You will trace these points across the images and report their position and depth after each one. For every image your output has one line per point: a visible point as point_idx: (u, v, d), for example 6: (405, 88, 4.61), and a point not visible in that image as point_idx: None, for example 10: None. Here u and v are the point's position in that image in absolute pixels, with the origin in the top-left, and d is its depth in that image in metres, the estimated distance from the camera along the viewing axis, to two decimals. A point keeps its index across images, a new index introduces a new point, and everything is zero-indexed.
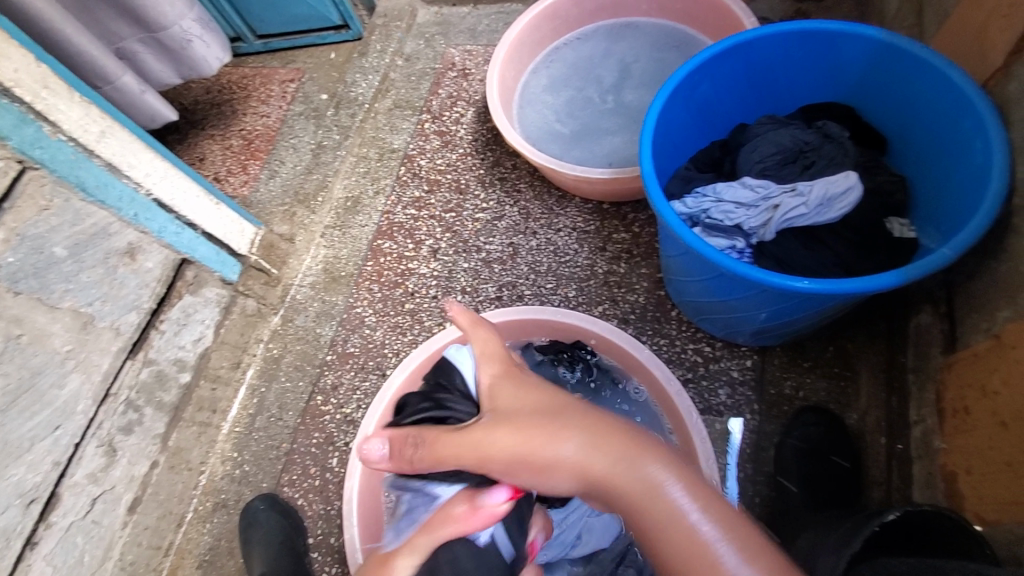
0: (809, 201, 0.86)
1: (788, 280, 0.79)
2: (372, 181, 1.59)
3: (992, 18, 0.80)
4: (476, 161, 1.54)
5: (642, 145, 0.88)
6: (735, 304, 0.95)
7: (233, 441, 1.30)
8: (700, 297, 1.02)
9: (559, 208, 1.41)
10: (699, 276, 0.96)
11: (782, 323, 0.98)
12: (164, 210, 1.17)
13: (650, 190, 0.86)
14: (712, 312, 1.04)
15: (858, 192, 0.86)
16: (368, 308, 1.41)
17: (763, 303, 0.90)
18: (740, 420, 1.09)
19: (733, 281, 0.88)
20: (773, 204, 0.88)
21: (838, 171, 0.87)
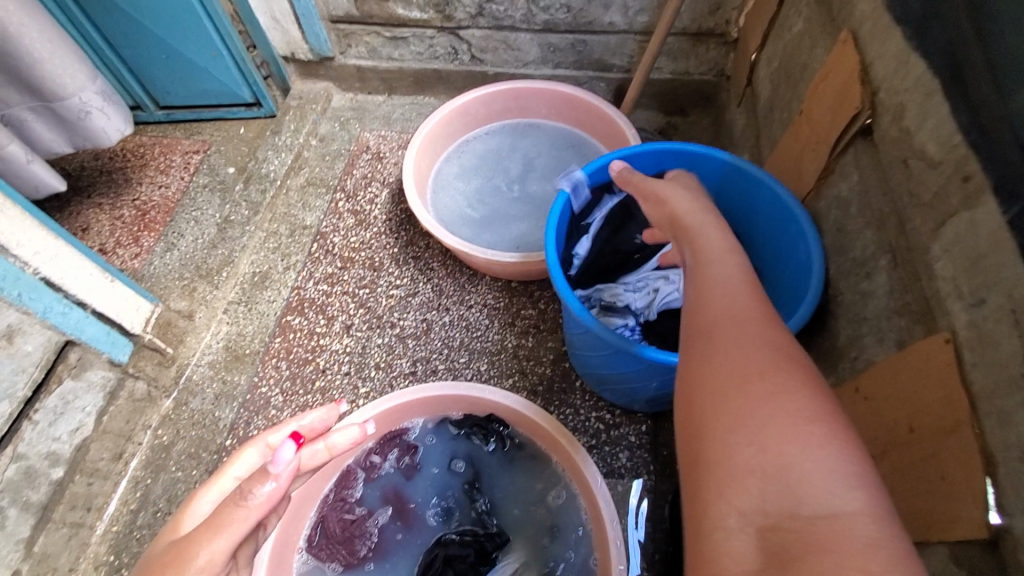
0: (680, 281, 1.03)
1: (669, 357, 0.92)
2: (283, 257, 1.59)
3: (804, 152, 1.06)
4: (391, 240, 1.61)
5: (548, 237, 1.00)
6: (631, 375, 1.08)
7: (108, 543, 1.17)
8: (601, 369, 1.14)
9: (470, 286, 1.50)
10: (600, 351, 1.07)
11: (668, 392, 1.11)
12: (51, 289, 1.08)
13: (554, 277, 0.98)
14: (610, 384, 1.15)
15: None
16: (274, 386, 1.38)
17: (653, 375, 1.03)
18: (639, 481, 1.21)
19: (627, 357, 1.01)
20: (654, 287, 1.04)
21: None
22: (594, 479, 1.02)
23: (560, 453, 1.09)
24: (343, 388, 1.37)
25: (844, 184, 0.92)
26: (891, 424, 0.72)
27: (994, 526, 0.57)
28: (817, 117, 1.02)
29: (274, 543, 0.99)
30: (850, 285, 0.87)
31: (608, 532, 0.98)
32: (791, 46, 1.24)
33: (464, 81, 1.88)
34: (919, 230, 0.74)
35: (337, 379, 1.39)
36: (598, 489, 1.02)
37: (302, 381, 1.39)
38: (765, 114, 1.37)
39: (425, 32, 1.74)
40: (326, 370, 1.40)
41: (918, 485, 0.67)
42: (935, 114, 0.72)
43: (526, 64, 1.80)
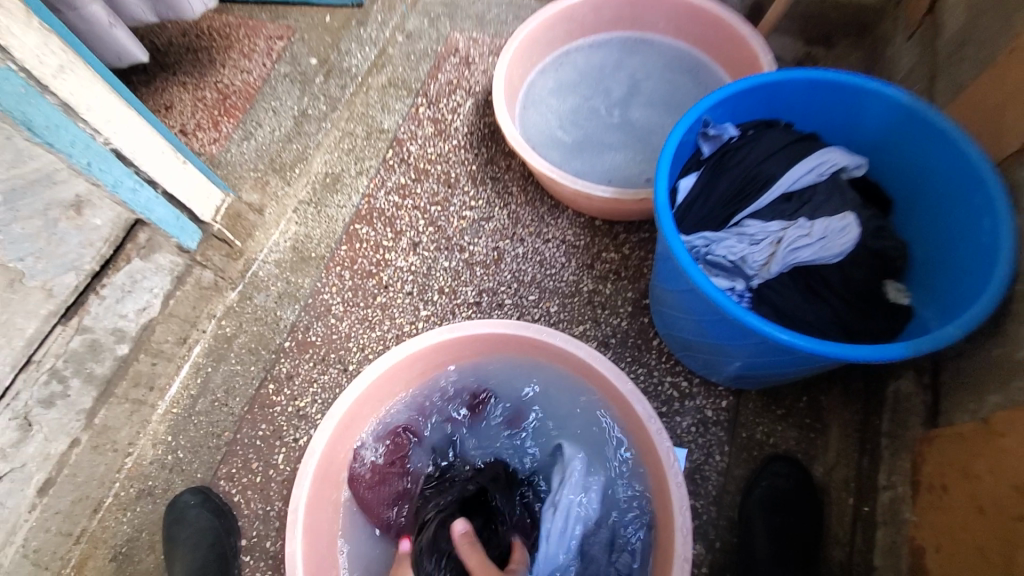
0: (812, 234, 0.83)
1: (791, 338, 0.76)
2: (356, 161, 1.49)
3: (1016, 99, 0.82)
4: (469, 157, 1.47)
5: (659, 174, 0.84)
6: (727, 348, 0.92)
7: (168, 423, 1.20)
8: (691, 335, 1.00)
9: (549, 218, 1.36)
10: (697, 316, 0.92)
11: (766, 374, 0.96)
12: (122, 162, 1.00)
13: (662, 221, 0.83)
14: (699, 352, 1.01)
15: (856, 231, 0.83)
16: (336, 295, 1.34)
17: (757, 353, 0.87)
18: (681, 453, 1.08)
19: (732, 327, 0.85)
20: (776, 240, 0.85)
21: (834, 212, 0.84)
22: (668, 454, 0.91)
23: (631, 419, 0.98)
24: (403, 309, 1.31)
25: None
26: None
27: None
28: None
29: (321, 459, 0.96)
30: None
31: (675, 516, 0.87)
32: None
33: None
34: None
35: (399, 297, 1.32)
36: (670, 465, 0.91)
37: (363, 294, 1.33)
38: (950, 51, 1.08)
39: None
40: (388, 287, 1.33)
41: None
42: None
43: None
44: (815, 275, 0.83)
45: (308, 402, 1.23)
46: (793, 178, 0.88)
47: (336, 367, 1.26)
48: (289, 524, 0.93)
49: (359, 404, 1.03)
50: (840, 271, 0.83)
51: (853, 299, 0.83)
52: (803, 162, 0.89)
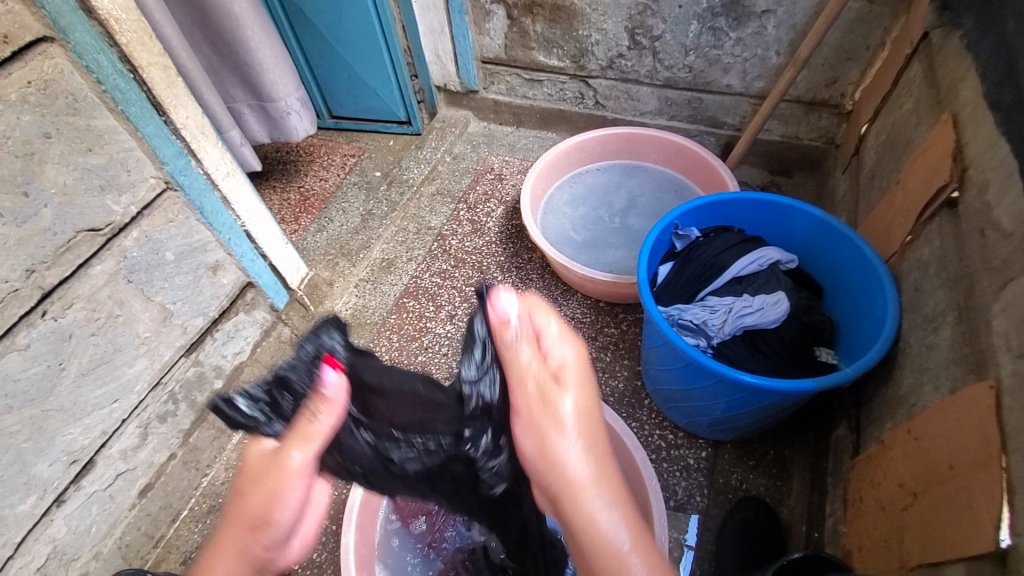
0: (754, 304, 1.13)
1: (737, 375, 1.03)
2: (407, 250, 1.86)
3: (896, 218, 1.13)
4: (499, 250, 1.84)
5: (641, 258, 1.16)
6: (697, 393, 1.18)
7: (239, 451, 1.48)
8: (670, 385, 1.26)
9: (562, 299, 1.68)
10: (672, 366, 1.20)
11: (728, 419, 1.21)
12: (248, 240, 1.37)
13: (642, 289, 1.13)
14: (679, 400, 1.27)
15: (786, 302, 1.13)
16: (385, 353, 1.63)
17: (718, 394, 1.13)
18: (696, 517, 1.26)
19: (697, 372, 1.12)
20: (728, 309, 1.14)
21: (771, 291, 1.15)
22: (649, 475, 1.15)
23: (621, 449, 1.22)
24: (440, 366, 1.59)
25: (927, 248, 1.00)
26: (933, 461, 0.79)
27: (1003, 543, 0.63)
28: (912, 187, 1.09)
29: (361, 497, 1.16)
30: (918, 339, 0.94)
31: (656, 526, 1.09)
32: (899, 123, 1.32)
33: (585, 122, 2.10)
34: (986, 291, 0.80)
35: (436, 357, 1.61)
36: (650, 483, 1.14)
37: (407, 353, 1.63)
38: (866, 182, 1.43)
39: (559, 77, 1.99)
40: (428, 348, 1.63)
41: (952, 514, 0.72)
42: (1012, 191, 0.79)
43: (643, 114, 1.99)
44: (758, 337, 1.12)
45: None
46: (743, 265, 1.20)
47: None
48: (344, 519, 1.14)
49: None
50: (775, 333, 1.11)
51: (787, 355, 1.11)
52: (749, 254, 1.21)
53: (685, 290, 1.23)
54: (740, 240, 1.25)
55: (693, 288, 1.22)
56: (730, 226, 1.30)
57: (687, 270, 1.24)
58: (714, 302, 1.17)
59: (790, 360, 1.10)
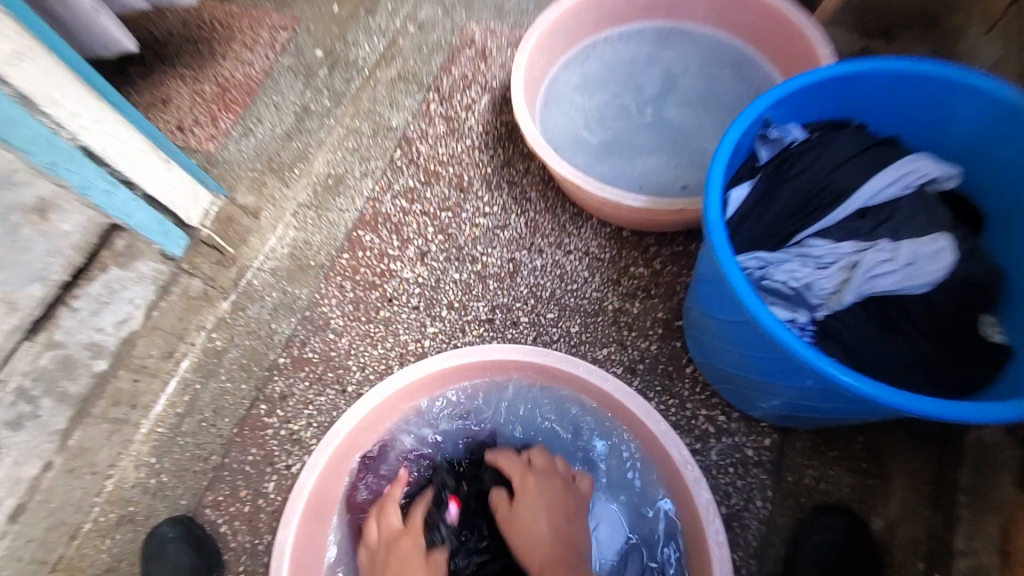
0: (896, 259, 0.71)
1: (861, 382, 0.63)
2: (361, 161, 1.37)
3: None
4: (483, 158, 1.35)
5: (710, 184, 0.71)
6: (778, 386, 0.81)
7: (151, 445, 1.10)
8: (736, 367, 0.88)
9: (572, 227, 1.24)
10: (744, 349, 0.81)
11: (818, 415, 0.84)
12: (92, 161, 0.93)
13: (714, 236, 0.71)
14: (749, 385, 0.88)
15: (953, 255, 0.70)
16: (335, 308, 1.22)
17: (813, 394, 0.77)
18: (757, 534, 0.93)
19: (784, 365, 0.74)
20: (848, 264, 0.73)
21: (923, 233, 0.72)
22: None
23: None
24: (408, 324, 1.18)
25: None
26: None
27: None
28: None
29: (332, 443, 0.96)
30: None
31: None
32: None
33: None
34: None
35: (403, 312, 1.20)
36: None
37: (366, 307, 1.21)
38: None
39: None
40: (393, 300, 1.21)
41: None
42: None
43: None
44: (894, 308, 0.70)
45: (303, 425, 1.11)
46: (873, 190, 0.76)
47: (333, 389, 1.13)
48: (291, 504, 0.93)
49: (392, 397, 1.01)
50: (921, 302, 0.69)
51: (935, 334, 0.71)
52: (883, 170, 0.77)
53: (777, 229, 0.79)
54: (870, 146, 0.79)
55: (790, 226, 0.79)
56: (846, 121, 0.84)
57: (779, 199, 0.79)
58: (819, 253, 0.75)
59: (938, 343, 0.71)
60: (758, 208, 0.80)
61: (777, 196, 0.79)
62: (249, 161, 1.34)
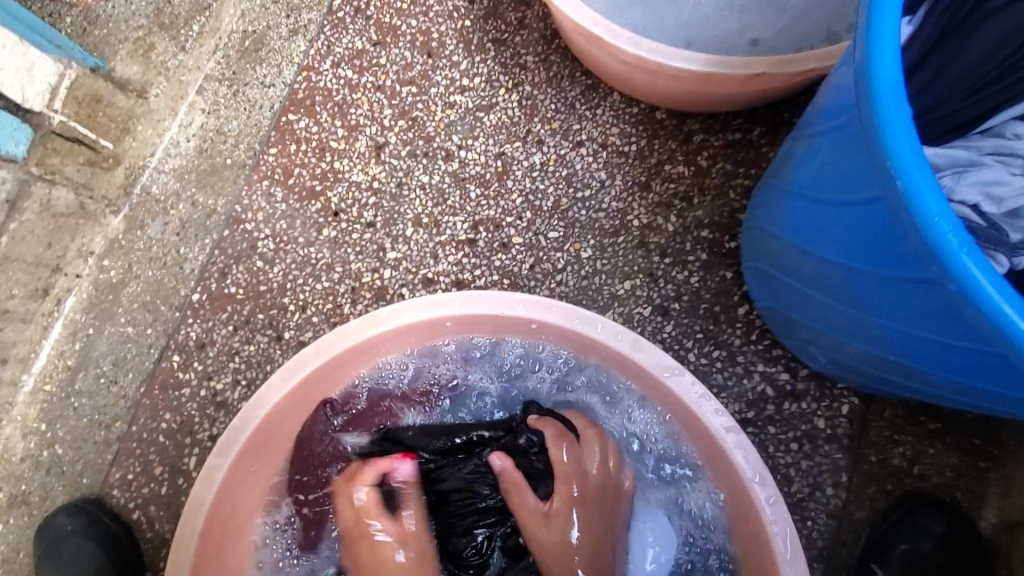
0: None
1: None
2: (288, 11, 0.95)
3: None
4: (459, 4, 0.95)
5: (876, 15, 0.37)
6: (932, 368, 0.49)
7: (39, 408, 0.87)
8: (849, 329, 0.56)
9: (584, 107, 0.88)
10: (890, 310, 0.47)
11: (943, 399, 0.58)
12: None
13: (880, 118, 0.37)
14: (862, 353, 0.58)
15: None
16: (263, 225, 0.90)
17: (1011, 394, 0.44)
18: (822, 530, 0.71)
19: (977, 352, 0.42)
20: None
21: None
22: (787, 542, 0.53)
23: (720, 472, 0.58)
24: (361, 248, 0.88)
25: None
26: None
27: None
28: None
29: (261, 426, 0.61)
30: None
31: None
32: None
33: None
34: None
35: (355, 230, 0.88)
36: (790, 562, 0.52)
37: (304, 224, 0.89)
38: None
39: None
40: (340, 214, 0.89)
41: None
42: None
43: None
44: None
45: (229, 383, 0.87)
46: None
47: (266, 334, 0.87)
48: (184, 515, 0.59)
49: (324, 372, 0.63)
50: None
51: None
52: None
53: (954, 98, 0.52)
54: None
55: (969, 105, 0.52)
56: None
57: (973, 44, 0.51)
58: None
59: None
60: (932, 58, 0.52)
61: (971, 37, 0.51)
62: (138, 18, 0.88)
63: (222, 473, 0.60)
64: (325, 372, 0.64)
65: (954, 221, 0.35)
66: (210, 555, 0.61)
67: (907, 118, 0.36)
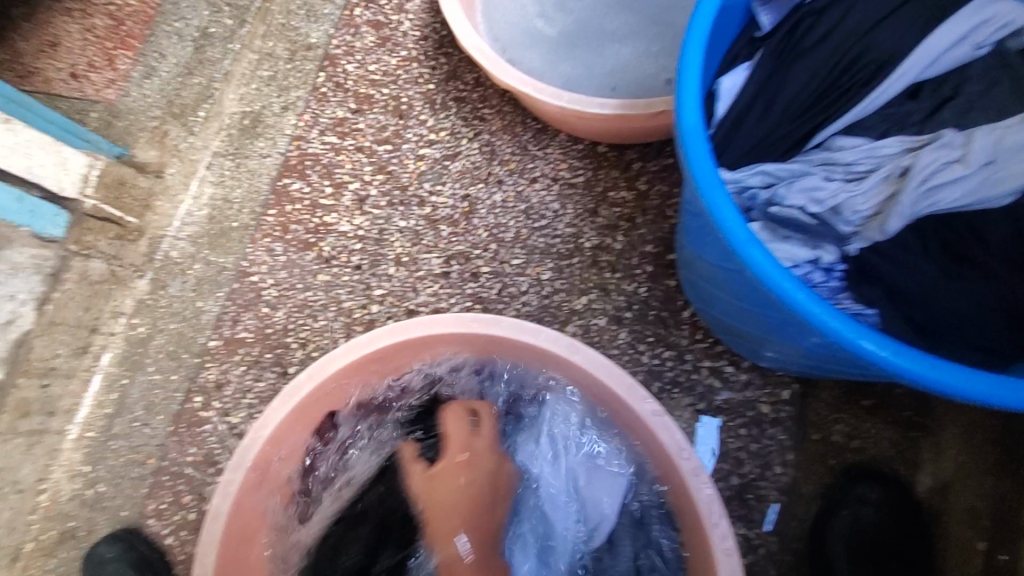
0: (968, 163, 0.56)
1: (868, 343, 0.48)
2: (279, 92, 1.11)
3: None
4: (424, 71, 1.09)
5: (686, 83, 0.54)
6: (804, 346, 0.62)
7: (83, 452, 0.98)
8: (747, 322, 0.69)
9: (535, 148, 1.01)
10: (751, 298, 0.61)
11: (842, 374, 0.68)
12: None
13: (692, 160, 0.52)
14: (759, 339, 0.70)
15: None
16: (268, 276, 1.03)
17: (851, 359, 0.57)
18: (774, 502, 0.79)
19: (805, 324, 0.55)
20: (891, 174, 0.60)
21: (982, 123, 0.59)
22: (709, 506, 0.62)
23: (654, 453, 0.68)
24: (351, 288, 1.00)
25: None
26: None
27: None
28: None
29: (264, 445, 0.72)
30: None
31: None
32: None
33: None
34: None
35: (345, 273, 1.01)
36: (714, 523, 0.61)
37: (302, 273, 1.02)
38: None
39: None
40: (331, 261, 1.02)
41: None
42: None
43: None
44: (941, 224, 0.57)
45: (244, 417, 0.99)
46: (914, 58, 0.61)
47: (274, 371, 0.99)
48: (205, 526, 0.70)
49: (313, 398, 0.74)
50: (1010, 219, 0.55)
51: (955, 264, 0.56)
52: (926, 31, 0.61)
53: (786, 124, 0.64)
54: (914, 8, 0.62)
55: (790, 126, 0.64)
56: None
57: (792, 79, 0.63)
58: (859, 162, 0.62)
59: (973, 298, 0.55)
60: (765, 91, 0.64)
61: (787, 75, 0.64)
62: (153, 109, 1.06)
63: (234, 488, 0.71)
64: (315, 397, 0.74)
65: (743, 222, 0.50)
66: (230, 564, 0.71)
67: (708, 155, 0.52)
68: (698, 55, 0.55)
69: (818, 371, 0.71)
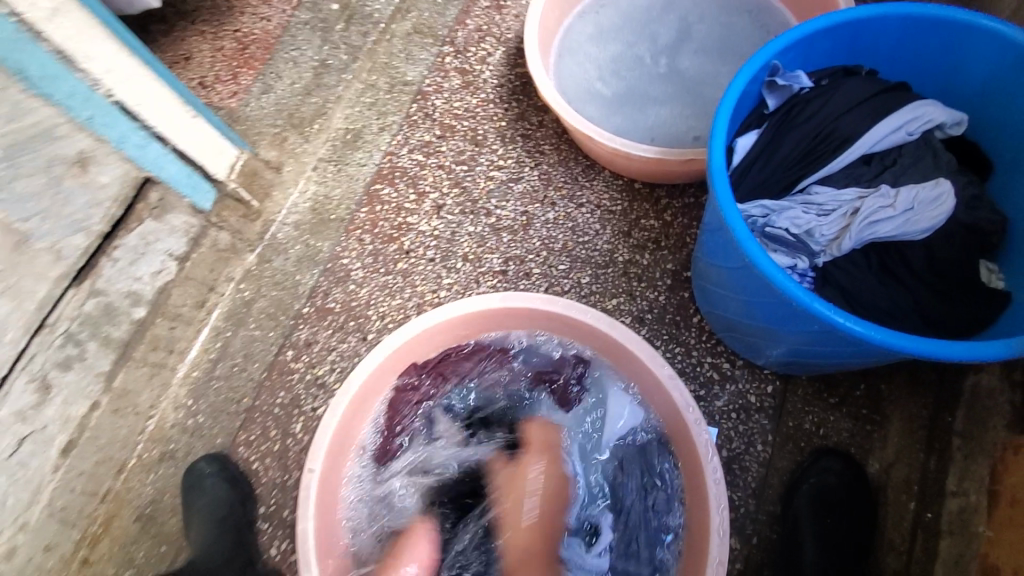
0: (897, 206, 0.84)
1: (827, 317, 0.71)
2: (378, 116, 1.38)
3: None
4: (498, 111, 1.36)
5: (716, 135, 0.78)
6: (779, 331, 0.85)
7: (188, 387, 1.20)
8: (739, 316, 0.92)
9: (584, 180, 1.26)
10: (745, 292, 0.85)
11: (804, 360, 0.91)
12: (127, 116, 0.98)
13: (716, 186, 0.76)
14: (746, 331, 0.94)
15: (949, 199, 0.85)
16: (356, 259, 1.27)
17: (810, 336, 0.81)
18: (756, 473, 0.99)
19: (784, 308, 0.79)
20: (849, 212, 0.86)
21: (926, 179, 0.86)
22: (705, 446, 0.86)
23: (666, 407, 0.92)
24: (425, 275, 1.23)
25: None
26: None
27: None
28: None
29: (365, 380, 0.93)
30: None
31: (712, 514, 0.84)
32: None
33: None
34: None
35: (420, 264, 1.24)
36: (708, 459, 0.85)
37: (385, 260, 1.26)
38: None
39: None
40: (410, 253, 1.25)
41: None
42: None
43: None
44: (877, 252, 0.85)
45: (326, 370, 1.20)
46: (871, 136, 0.88)
47: (355, 336, 1.21)
48: (316, 437, 0.91)
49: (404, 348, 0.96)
50: (925, 250, 0.84)
51: (886, 276, 0.84)
52: (879, 119, 0.89)
53: (778, 173, 0.91)
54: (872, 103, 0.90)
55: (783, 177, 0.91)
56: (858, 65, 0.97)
57: (784, 144, 0.91)
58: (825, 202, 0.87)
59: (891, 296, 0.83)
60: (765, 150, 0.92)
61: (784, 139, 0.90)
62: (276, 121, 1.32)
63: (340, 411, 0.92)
64: (405, 347, 0.96)
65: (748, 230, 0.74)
66: (329, 469, 0.93)
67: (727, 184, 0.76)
68: (727, 117, 0.79)
69: (787, 360, 0.95)
